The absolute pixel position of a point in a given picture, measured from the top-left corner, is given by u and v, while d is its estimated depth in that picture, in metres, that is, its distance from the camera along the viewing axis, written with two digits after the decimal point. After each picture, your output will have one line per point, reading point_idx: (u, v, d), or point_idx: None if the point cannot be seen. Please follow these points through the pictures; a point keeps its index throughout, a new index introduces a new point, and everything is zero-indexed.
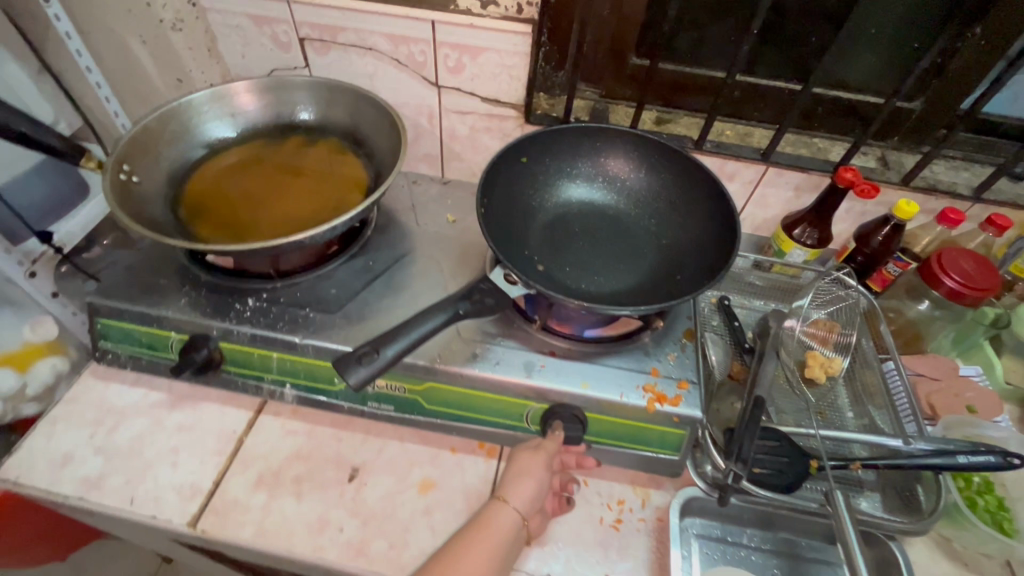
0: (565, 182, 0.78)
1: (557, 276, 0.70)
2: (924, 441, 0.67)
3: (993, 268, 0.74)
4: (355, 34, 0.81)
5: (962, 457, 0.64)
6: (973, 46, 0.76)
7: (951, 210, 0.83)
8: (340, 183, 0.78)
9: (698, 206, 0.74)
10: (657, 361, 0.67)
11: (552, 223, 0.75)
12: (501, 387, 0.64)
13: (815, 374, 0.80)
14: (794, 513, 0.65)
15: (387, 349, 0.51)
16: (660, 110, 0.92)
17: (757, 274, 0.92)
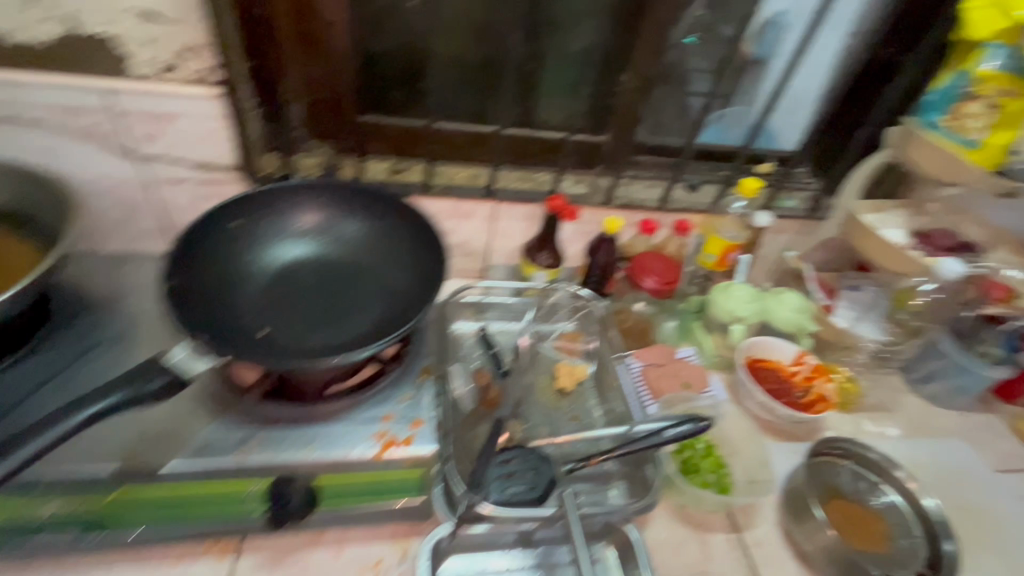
0: (286, 239, 0.75)
1: (279, 339, 0.68)
2: (643, 423, 0.76)
3: (671, 265, 0.92)
4: (10, 106, 0.71)
5: (668, 431, 0.73)
6: (627, 89, 0.92)
7: (647, 220, 0.97)
8: (5, 271, 0.68)
9: (420, 242, 0.76)
10: (390, 406, 0.67)
11: (274, 284, 0.73)
12: (209, 475, 0.58)
13: (564, 384, 0.87)
14: (544, 522, 0.68)
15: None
16: (393, 160, 0.94)
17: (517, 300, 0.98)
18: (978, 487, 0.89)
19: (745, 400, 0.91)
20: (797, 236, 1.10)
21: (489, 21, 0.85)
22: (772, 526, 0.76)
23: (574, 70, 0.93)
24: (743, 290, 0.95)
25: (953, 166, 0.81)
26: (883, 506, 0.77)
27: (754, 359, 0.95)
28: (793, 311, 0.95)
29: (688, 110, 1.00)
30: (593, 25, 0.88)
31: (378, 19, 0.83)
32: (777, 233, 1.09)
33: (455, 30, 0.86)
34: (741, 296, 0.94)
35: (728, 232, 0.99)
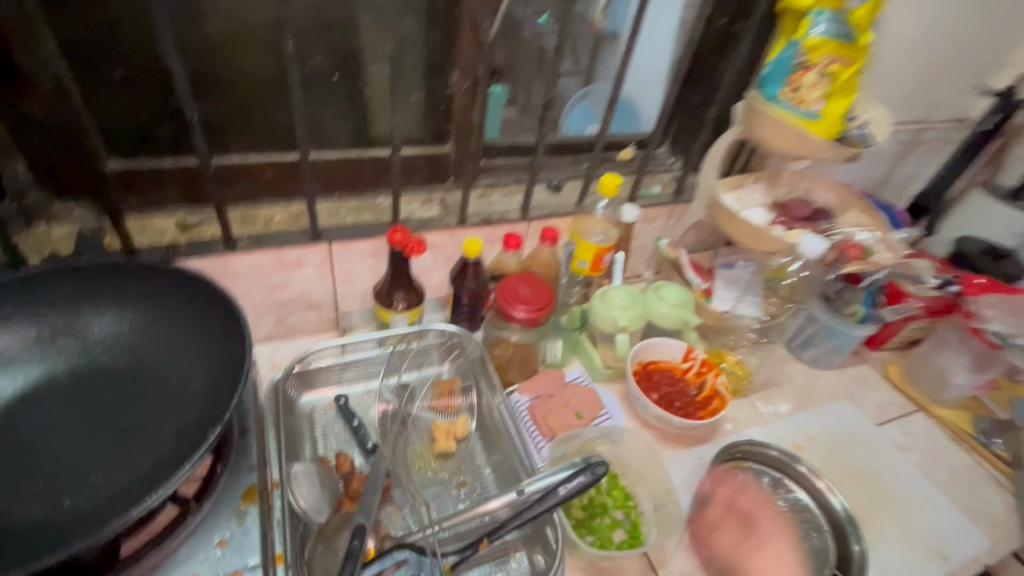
0: (30, 357, 0.57)
1: (23, 504, 0.50)
2: (537, 479, 0.66)
3: (540, 286, 0.79)
4: None
5: (563, 488, 0.64)
6: (459, 92, 0.79)
7: (510, 235, 0.86)
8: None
9: (218, 324, 0.60)
10: (201, 561, 0.51)
11: (16, 421, 0.54)
12: None
13: (444, 446, 0.74)
14: None
15: None
16: (184, 212, 0.74)
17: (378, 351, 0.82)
18: (863, 446, 0.91)
19: (642, 413, 0.85)
20: (668, 222, 1.06)
21: (265, 21, 0.67)
22: (685, 553, 0.71)
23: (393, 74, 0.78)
24: (622, 294, 0.88)
25: (794, 138, 0.79)
26: (791, 505, 0.76)
27: (642, 364, 0.89)
28: (673, 307, 0.90)
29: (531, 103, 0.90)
30: (404, 19, 0.74)
31: (102, 31, 0.61)
32: (649, 222, 1.04)
33: (225, 39, 0.67)
34: (620, 303, 0.87)
35: (597, 236, 0.91)
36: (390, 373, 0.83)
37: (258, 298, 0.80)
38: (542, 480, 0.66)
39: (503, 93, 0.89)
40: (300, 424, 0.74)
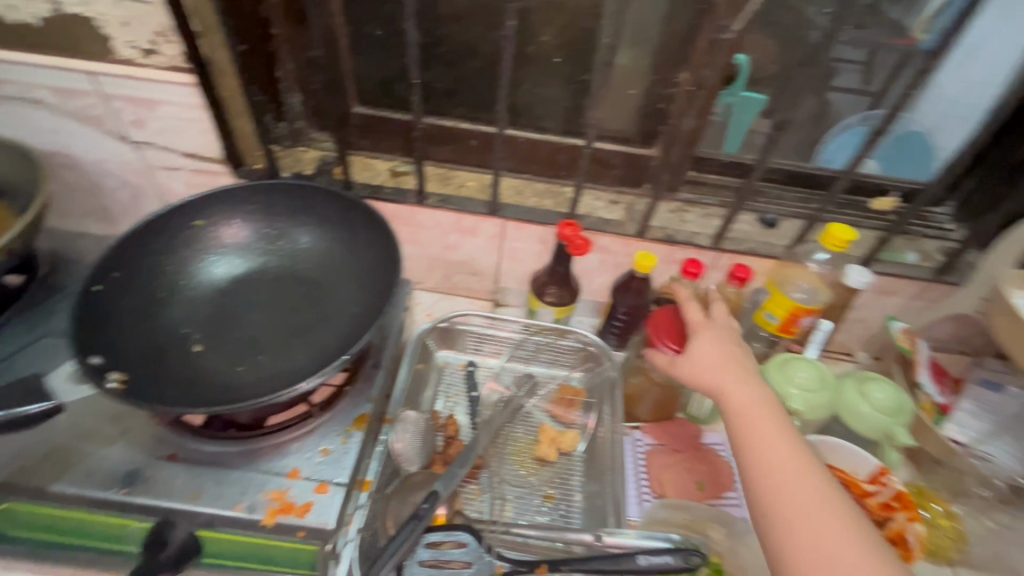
0: (251, 244, 0.70)
1: (210, 359, 0.62)
2: (623, 534, 0.59)
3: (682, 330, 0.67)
4: (15, 86, 0.72)
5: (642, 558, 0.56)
6: (683, 93, 0.72)
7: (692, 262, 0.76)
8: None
9: (385, 266, 0.66)
10: (302, 459, 0.58)
11: (226, 291, 0.67)
12: (90, 503, 0.53)
13: (544, 453, 0.71)
14: None
15: None
16: (399, 160, 0.84)
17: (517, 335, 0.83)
18: None
19: None
20: (912, 301, 0.82)
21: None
22: None
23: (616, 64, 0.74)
24: (808, 370, 0.71)
25: None
26: None
27: None
28: (877, 411, 0.70)
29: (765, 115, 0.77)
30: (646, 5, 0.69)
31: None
32: (883, 294, 0.82)
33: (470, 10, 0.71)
34: (802, 381, 0.71)
35: (799, 291, 0.75)
36: (522, 361, 0.82)
37: (434, 252, 0.87)
38: (629, 535, 0.60)
39: (761, 103, 0.76)
40: (429, 376, 0.79)
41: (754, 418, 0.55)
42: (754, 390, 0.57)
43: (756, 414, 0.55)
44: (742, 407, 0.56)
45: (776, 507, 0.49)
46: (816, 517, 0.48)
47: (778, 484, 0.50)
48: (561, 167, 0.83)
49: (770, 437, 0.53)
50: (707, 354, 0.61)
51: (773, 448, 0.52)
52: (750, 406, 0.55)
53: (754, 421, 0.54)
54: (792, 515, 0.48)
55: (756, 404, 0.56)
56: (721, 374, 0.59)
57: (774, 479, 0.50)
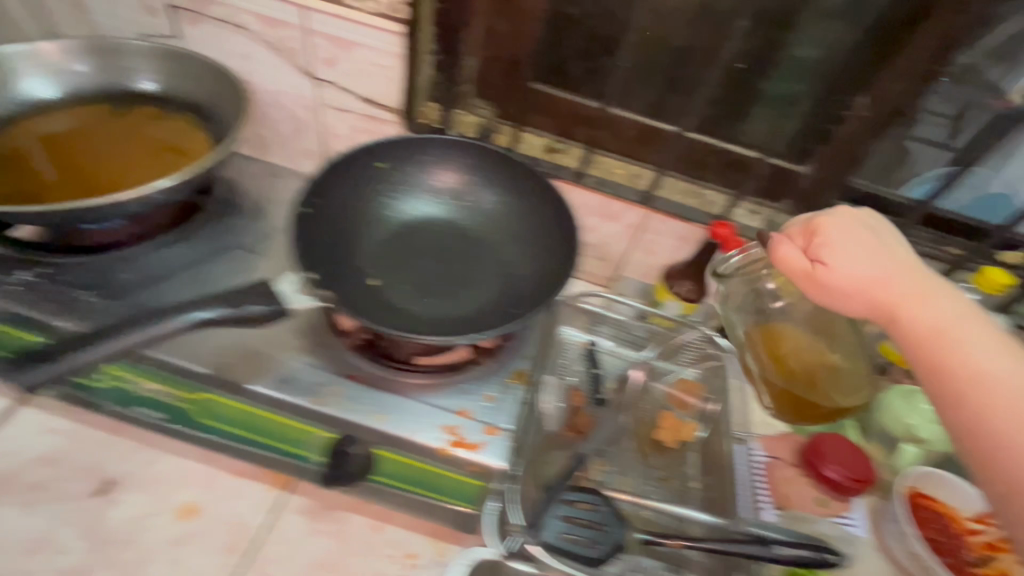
0: (421, 193, 0.72)
1: (387, 293, 0.65)
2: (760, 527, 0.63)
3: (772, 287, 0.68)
4: (223, 8, 0.75)
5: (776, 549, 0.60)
6: (856, 118, 0.75)
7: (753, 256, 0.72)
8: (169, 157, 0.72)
9: (555, 237, 0.69)
10: (470, 401, 0.61)
11: (399, 233, 0.70)
12: (282, 408, 0.57)
13: (664, 438, 0.74)
14: None
15: (85, 351, 0.52)
16: (553, 138, 0.87)
17: (637, 323, 0.84)
18: None
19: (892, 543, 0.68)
20: None
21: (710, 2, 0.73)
22: None
23: (795, 81, 0.77)
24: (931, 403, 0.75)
25: None
26: None
27: (913, 491, 0.71)
28: None
29: (926, 152, 0.78)
30: (845, 28, 0.72)
31: None
32: None
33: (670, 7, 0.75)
34: (924, 410, 0.74)
35: None
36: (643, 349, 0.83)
37: None
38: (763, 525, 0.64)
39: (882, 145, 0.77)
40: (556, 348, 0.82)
41: (932, 334, 0.47)
42: (945, 306, 0.49)
43: (942, 332, 0.47)
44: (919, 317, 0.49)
45: (947, 373, 0.45)
46: (1003, 406, 0.41)
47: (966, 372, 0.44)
48: (710, 170, 0.86)
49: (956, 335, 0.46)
50: (845, 234, 0.54)
51: (947, 353, 0.46)
52: (927, 324, 0.48)
53: (929, 339, 0.47)
54: (961, 386, 0.44)
55: (939, 321, 0.48)
56: (887, 289, 0.51)
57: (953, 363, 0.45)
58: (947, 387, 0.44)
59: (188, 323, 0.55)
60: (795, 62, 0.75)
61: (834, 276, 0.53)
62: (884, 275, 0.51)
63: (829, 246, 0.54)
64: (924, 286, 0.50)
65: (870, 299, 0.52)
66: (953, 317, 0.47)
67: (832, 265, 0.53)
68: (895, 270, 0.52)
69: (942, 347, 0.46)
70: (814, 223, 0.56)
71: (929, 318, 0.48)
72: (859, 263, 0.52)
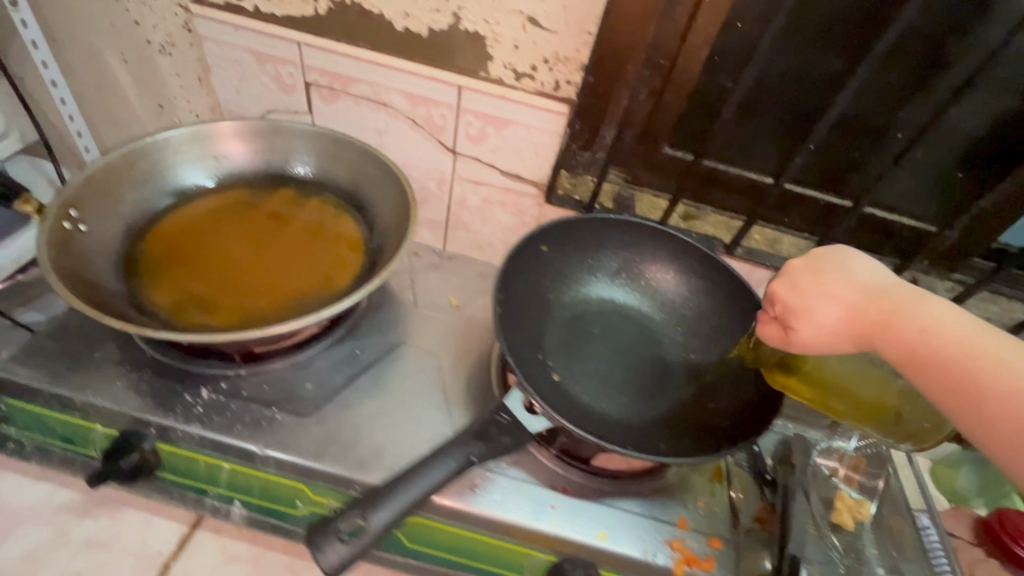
0: (585, 277, 0.71)
1: (576, 391, 0.62)
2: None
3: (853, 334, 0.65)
4: (369, 86, 0.73)
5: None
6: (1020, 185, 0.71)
7: None
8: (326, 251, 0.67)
9: (732, 322, 0.68)
10: (682, 508, 0.59)
11: (569, 321, 0.68)
12: (503, 529, 0.53)
13: (843, 519, 0.71)
14: None
15: (374, 517, 0.46)
16: (689, 203, 0.84)
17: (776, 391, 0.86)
18: None
19: None
20: None
21: (881, 75, 0.68)
22: None
23: (964, 149, 0.72)
24: None
25: None
26: None
27: None
28: None
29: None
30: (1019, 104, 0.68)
31: (743, 50, 0.70)
32: None
33: (853, 77, 0.67)
34: None
35: None
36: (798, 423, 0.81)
37: None
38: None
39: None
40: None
41: (932, 354, 0.47)
42: (930, 322, 0.48)
43: (947, 352, 0.46)
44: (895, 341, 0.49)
45: (939, 385, 0.46)
46: (1008, 420, 0.43)
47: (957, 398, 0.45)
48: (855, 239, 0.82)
49: (969, 362, 0.46)
50: (799, 293, 0.54)
51: (957, 377, 0.45)
52: (901, 347, 0.49)
53: (933, 359, 0.47)
54: (975, 404, 0.44)
55: (950, 340, 0.47)
56: (874, 323, 0.50)
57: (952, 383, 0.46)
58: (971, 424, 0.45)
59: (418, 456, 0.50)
60: (966, 132, 0.71)
61: (805, 337, 0.53)
62: (854, 310, 0.52)
63: (795, 315, 0.54)
64: (887, 308, 0.50)
65: (862, 338, 0.52)
66: (960, 335, 0.46)
67: (799, 328, 0.54)
68: (859, 301, 0.52)
69: (922, 365, 0.48)
70: (771, 289, 0.56)
71: (948, 342, 0.47)
72: (821, 307, 0.53)
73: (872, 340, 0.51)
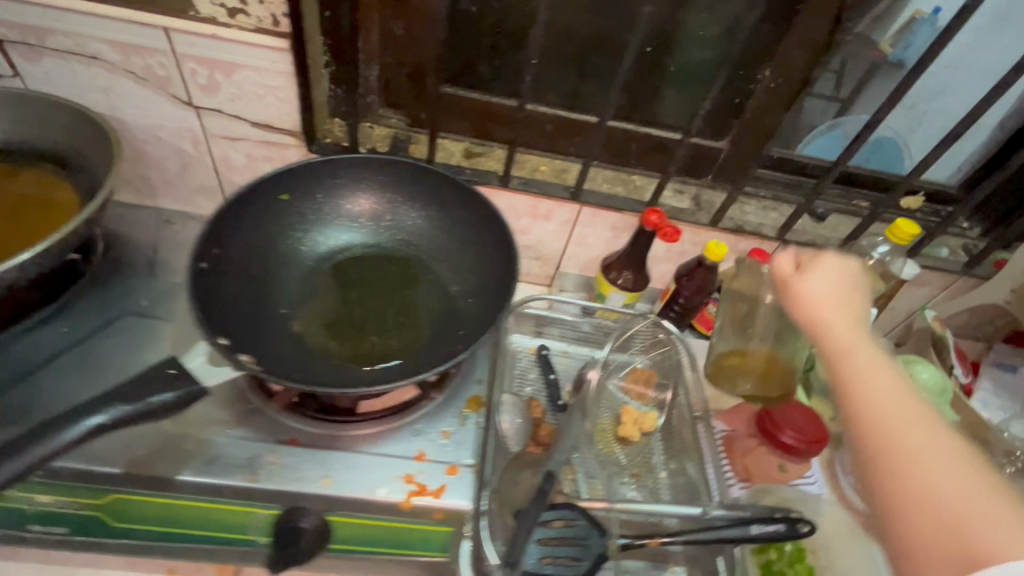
0: (339, 221, 0.67)
1: (314, 339, 0.59)
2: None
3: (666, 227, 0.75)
4: (68, 38, 0.65)
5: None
6: (765, 91, 0.75)
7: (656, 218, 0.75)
8: (29, 220, 0.61)
9: (489, 250, 0.66)
10: (425, 442, 0.57)
11: (319, 268, 0.65)
12: (217, 493, 0.50)
13: (628, 433, 0.73)
14: None
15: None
16: (471, 141, 0.83)
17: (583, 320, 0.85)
18: None
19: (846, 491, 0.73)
20: (939, 293, 0.90)
21: None
22: None
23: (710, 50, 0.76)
24: None
25: None
26: None
27: None
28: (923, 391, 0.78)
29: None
30: (742, 6, 0.71)
31: None
32: (915, 286, 0.89)
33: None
34: None
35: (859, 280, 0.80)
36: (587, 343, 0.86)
37: None
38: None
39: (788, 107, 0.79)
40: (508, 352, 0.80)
41: (843, 350, 0.45)
42: (850, 324, 0.47)
43: (840, 344, 0.46)
44: (839, 348, 0.46)
45: (881, 441, 0.40)
46: (916, 452, 0.39)
47: (863, 416, 0.41)
48: (646, 155, 0.84)
49: (856, 369, 0.44)
50: (813, 278, 0.51)
51: (888, 420, 0.40)
52: (840, 345, 0.46)
53: (843, 361, 0.45)
54: (884, 432, 0.40)
55: (858, 336, 0.46)
56: (831, 314, 0.48)
57: (871, 412, 0.41)
58: (886, 496, 0.39)
59: (86, 431, 0.45)
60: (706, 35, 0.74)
61: (809, 311, 0.49)
62: (830, 300, 0.49)
63: (811, 272, 0.51)
64: (837, 304, 0.49)
65: (813, 329, 0.49)
66: (853, 320, 0.47)
67: (804, 280, 0.50)
68: (833, 297, 0.49)
69: (853, 367, 0.44)
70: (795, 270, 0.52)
71: (846, 333, 0.46)
72: (827, 284, 0.50)
73: (841, 336, 0.46)
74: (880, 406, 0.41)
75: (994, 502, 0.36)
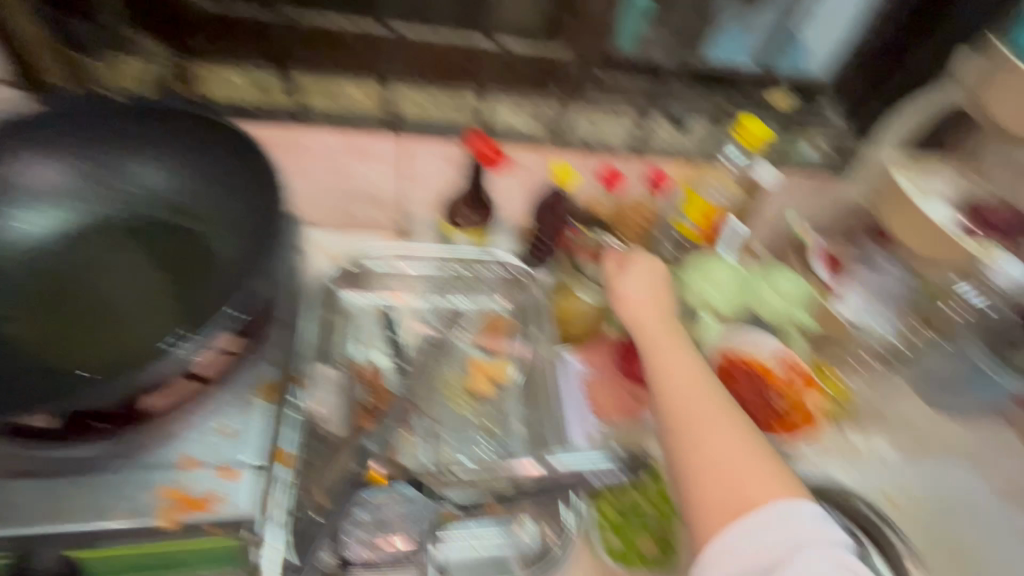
0: (74, 185, 0.54)
1: (43, 340, 0.49)
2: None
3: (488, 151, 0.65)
4: None
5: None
6: None
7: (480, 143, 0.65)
8: None
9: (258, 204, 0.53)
10: (195, 444, 0.49)
11: (56, 249, 0.53)
12: None
13: (479, 388, 0.68)
14: None
15: None
16: (258, 68, 0.68)
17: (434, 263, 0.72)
18: (985, 523, 0.71)
19: None
20: (810, 194, 0.83)
21: None
22: None
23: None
24: (725, 270, 0.73)
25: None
26: None
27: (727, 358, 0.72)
28: (783, 299, 0.74)
29: None
30: None
31: None
32: None
33: None
34: (718, 278, 0.73)
35: (713, 193, 0.74)
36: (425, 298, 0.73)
37: (322, 178, 0.74)
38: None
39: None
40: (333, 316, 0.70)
41: (657, 347, 0.58)
42: (662, 327, 0.60)
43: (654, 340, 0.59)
44: (654, 345, 0.59)
45: (685, 413, 0.52)
46: (707, 426, 0.51)
47: (669, 400, 0.54)
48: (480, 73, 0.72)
49: (669, 366, 0.56)
50: (633, 282, 0.64)
51: (689, 411, 0.52)
52: (651, 339, 0.59)
53: (656, 355, 0.58)
54: (685, 411, 0.53)
55: (669, 336, 0.59)
56: (651, 315, 0.61)
57: (678, 396, 0.54)
58: (690, 477, 0.49)
59: None
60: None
61: (628, 308, 0.63)
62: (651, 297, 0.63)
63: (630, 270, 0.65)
64: (659, 308, 0.62)
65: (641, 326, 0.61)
66: (663, 321, 0.61)
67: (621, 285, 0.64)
68: (653, 298, 0.63)
69: (662, 362, 0.57)
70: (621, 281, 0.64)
71: (659, 332, 0.59)
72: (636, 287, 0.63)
73: (651, 334, 0.60)
74: (682, 392, 0.54)
75: (760, 464, 0.49)
